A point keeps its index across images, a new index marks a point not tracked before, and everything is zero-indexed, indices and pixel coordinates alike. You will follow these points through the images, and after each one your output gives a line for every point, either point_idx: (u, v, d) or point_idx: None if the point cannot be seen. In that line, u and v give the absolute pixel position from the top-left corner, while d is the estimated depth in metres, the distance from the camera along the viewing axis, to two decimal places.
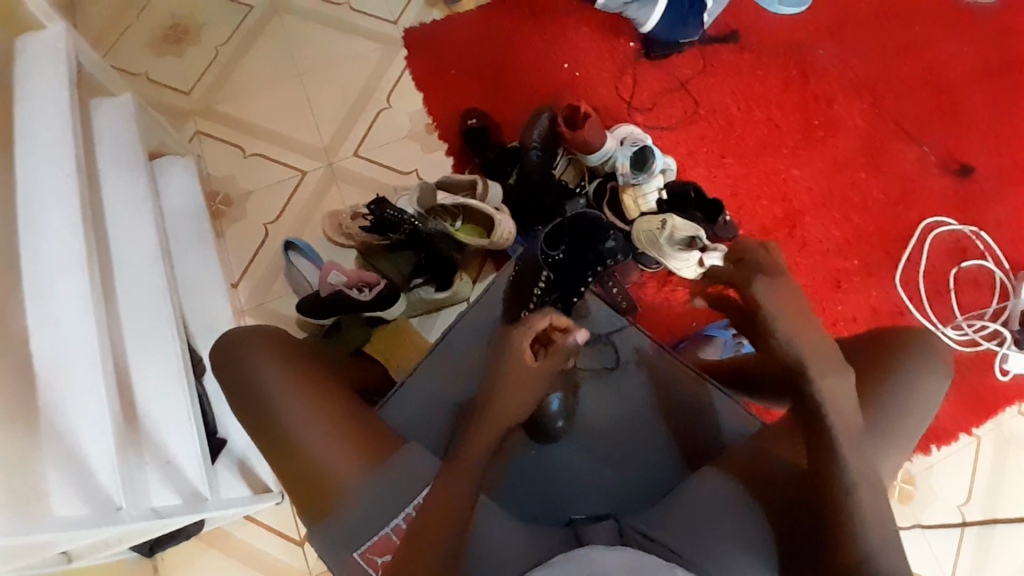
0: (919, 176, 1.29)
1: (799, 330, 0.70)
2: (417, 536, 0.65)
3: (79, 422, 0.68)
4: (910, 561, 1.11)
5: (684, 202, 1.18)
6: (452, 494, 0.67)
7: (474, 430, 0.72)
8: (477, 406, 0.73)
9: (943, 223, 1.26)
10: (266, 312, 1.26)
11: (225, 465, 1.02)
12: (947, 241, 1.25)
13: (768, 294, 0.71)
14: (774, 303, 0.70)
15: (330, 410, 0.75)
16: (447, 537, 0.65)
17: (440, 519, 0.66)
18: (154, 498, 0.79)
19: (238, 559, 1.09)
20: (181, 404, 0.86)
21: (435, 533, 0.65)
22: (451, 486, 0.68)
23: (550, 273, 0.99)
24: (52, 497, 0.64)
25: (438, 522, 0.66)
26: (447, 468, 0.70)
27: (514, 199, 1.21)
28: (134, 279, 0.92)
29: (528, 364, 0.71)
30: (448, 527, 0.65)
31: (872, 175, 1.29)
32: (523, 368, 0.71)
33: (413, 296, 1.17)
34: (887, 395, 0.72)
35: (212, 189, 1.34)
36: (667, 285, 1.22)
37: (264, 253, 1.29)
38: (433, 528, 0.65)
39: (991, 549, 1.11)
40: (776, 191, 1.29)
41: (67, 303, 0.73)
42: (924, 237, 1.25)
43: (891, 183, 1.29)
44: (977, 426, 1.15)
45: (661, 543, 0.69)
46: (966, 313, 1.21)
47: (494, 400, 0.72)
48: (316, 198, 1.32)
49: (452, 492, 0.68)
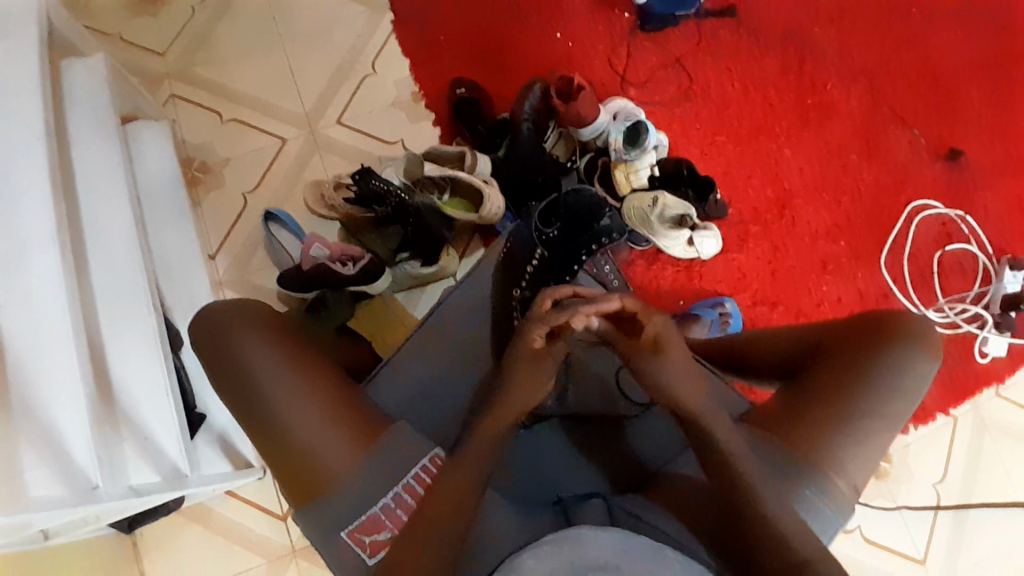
0: (908, 160, 1.29)
1: (684, 377, 0.73)
2: (416, 533, 0.64)
3: (53, 403, 0.66)
4: (885, 538, 1.14)
5: (677, 180, 1.17)
6: (439, 504, 0.66)
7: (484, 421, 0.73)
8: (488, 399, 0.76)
9: (930, 206, 1.27)
10: (245, 285, 1.22)
11: (205, 440, 0.98)
12: (934, 225, 1.26)
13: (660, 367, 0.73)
14: (671, 376, 0.73)
15: (320, 391, 0.73)
16: (438, 542, 0.64)
17: (446, 507, 0.65)
18: (133, 475, 0.77)
19: (217, 533, 1.03)
20: (158, 377, 0.83)
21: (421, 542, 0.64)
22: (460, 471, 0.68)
23: (544, 250, 1.01)
24: (27, 478, 0.62)
25: (442, 512, 0.65)
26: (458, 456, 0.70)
27: (502, 175, 1.17)
28: (110, 253, 0.89)
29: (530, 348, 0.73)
30: (439, 531, 0.64)
31: (863, 158, 1.29)
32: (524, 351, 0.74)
33: (399, 272, 1.14)
34: (880, 380, 0.72)
35: (189, 156, 1.28)
36: (655, 263, 1.20)
37: (245, 223, 1.25)
38: (438, 520, 0.65)
39: (963, 527, 1.14)
40: (767, 172, 1.28)
41: (41, 281, 0.70)
42: (910, 221, 1.26)
43: (882, 167, 1.28)
44: (955, 407, 1.18)
45: (652, 524, 0.68)
46: (949, 297, 1.23)
47: (507, 392, 0.74)
48: (298, 168, 1.28)
49: (449, 498, 0.66)
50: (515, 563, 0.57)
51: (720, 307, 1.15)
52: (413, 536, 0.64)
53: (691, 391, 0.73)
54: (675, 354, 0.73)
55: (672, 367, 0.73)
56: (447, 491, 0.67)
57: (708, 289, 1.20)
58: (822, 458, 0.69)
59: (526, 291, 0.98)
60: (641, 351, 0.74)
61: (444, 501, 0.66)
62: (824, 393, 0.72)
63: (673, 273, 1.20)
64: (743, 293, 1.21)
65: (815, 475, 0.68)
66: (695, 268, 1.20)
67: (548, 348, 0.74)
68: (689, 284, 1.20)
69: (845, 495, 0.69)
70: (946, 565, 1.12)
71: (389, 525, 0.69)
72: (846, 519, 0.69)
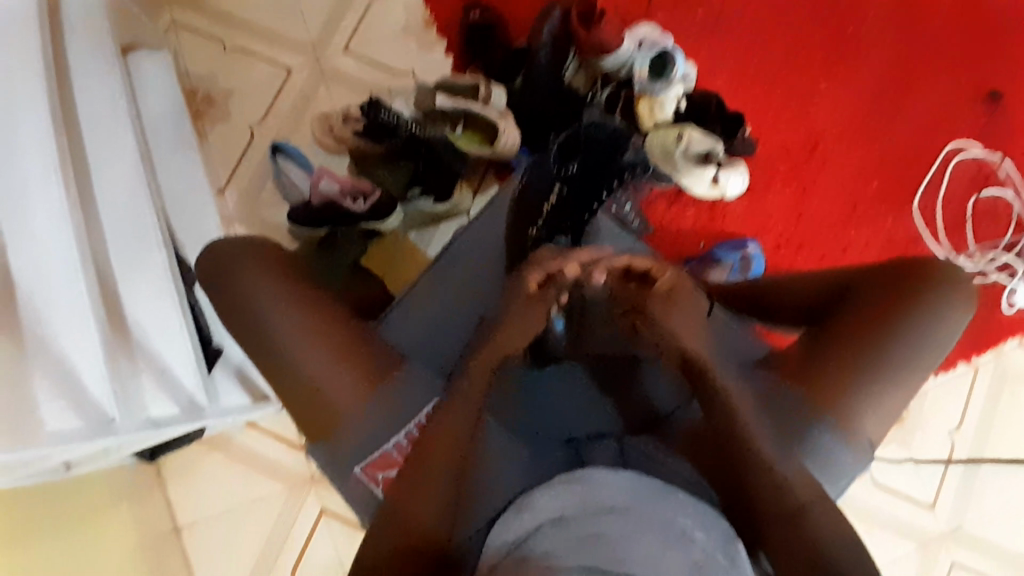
0: (950, 98, 1.20)
1: (689, 323, 0.71)
2: (414, 474, 0.63)
3: (65, 339, 0.67)
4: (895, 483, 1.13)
5: (704, 114, 1.11)
6: (440, 449, 0.63)
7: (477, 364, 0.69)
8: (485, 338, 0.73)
9: (968, 148, 1.19)
10: (256, 221, 1.19)
11: (223, 373, 0.95)
12: (970, 168, 1.19)
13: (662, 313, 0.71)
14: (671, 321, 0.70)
15: (327, 331, 0.71)
16: (443, 489, 0.62)
17: (439, 453, 0.63)
18: (151, 407, 0.79)
19: (238, 462, 1.06)
20: (171, 313, 0.82)
21: (428, 491, 0.61)
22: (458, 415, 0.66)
23: (563, 186, 0.96)
24: (43, 412, 0.65)
25: (438, 455, 0.63)
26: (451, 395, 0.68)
27: (518, 107, 1.10)
28: (115, 188, 0.87)
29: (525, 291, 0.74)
30: (441, 473, 0.62)
31: (903, 95, 1.20)
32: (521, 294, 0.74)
33: (411, 208, 1.10)
34: (907, 331, 0.69)
35: (192, 86, 1.23)
36: (676, 203, 1.16)
37: (253, 157, 1.21)
38: (432, 461, 0.63)
39: (972, 481, 1.12)
40: (800, 108, 1.20)
41: (41, 216, 0.69)
42: (946, 164, 1.19)
43: (922, 105, 1.20)
44: (977, 356, 1.14)
45: (663, 467, 0.67)
46: (980, 245, 1.17)
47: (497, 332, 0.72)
48: (304, 99, 1.22)
49: (451, 447, 0.64)
50: (528, 502, 0.59)
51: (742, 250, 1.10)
52: (418, 482, 0.62)
53: (693, 335, 0.71)
54: (681, 306, 0.73)
55: (676, 314, 0.71)
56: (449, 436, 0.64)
57: (730, 231, 1.16)
58: (836, 407, 0.68)
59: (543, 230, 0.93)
60: (654, 296, 0.73)
61: (444, 450, 0.64)
62: (846, 343, 0.69)
63: (695, 214, 1.16)
64: (767, 236, 1.16)
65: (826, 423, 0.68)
66: (718, 208, 1.16)
67: (542, 291, 0.73)
68: (710, 226, 1.15)
69: (863, 443, 0.68)
70: (954, 512, 1.11)
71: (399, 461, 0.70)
72: (864, 464, 0.70)
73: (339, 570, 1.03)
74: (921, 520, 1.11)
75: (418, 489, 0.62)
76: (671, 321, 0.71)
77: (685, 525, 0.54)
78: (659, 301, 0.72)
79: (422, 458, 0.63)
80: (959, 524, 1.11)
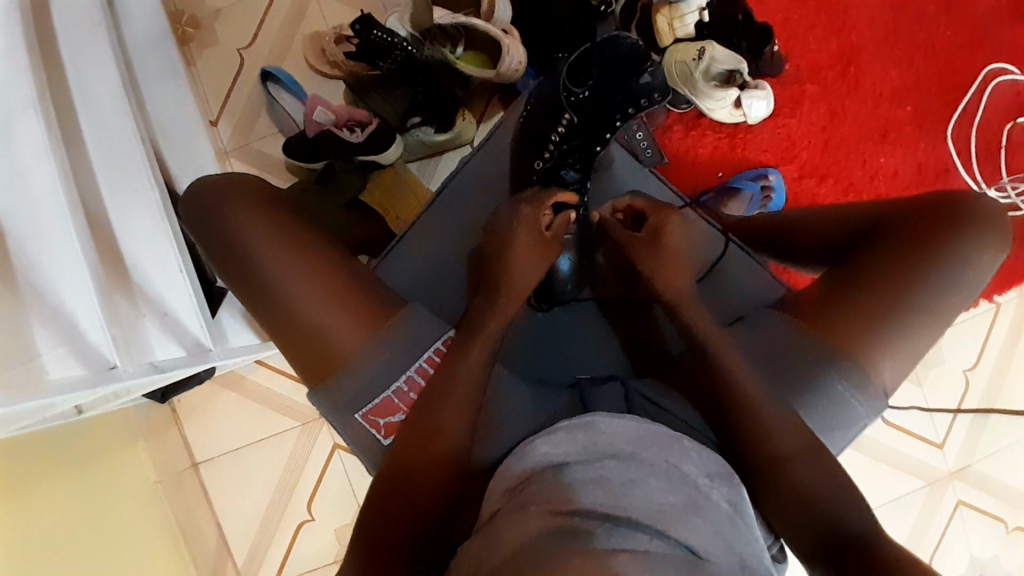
0: (996, 9, 1.10)
1: (671, 267, 0.72)
2: (432, 418, 0.62)
3: (61, 286, 0.67)
4: (908, 424, 1.10)
5: (729, 27, 1.00)
6: (444, 395, 0.63)
7: (495, 303, 0.69)
8: (493, 277, 0.71)
9: (1008, 70, 1.09)
10: (251, 155, 1.13)
11: (228, 313, 0.93)
12: (1009, 93, 1.09)
13: (642, 254, 0.73)
14: (653, 265, 0.72)
15: (324, 272, 0.69)
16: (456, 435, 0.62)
17: (455, 395, 0.63)
18: (157, 351, 0.77)
19: (253, 401, 1.08)
20: (169, 253, 0.80)
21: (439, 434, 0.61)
22: (467, 359, 0.65)
23: (572, 116, 0.87)
24: (45, 359, 0.64)
25: (455, 398, 0.63)
26: (465, 343, 0.66)
27: (525, 24, 1.01)
28: (101, 123, 0.82)
29: (533, 235, 0.72)
30: (448, 417, 0.62)
31: (944, 6, 1.10)
32: (529, 236, 0.72)
33: (411, 138, 1.04)
34: (936, 269, 0.64)
35: (176, 9, 1.13)
36: (695, 129, 1.08)
37: (244, 85, 1.13)
38: (447, 405, 0.63)
39: (981, 426, 1.10)
40: (833, 20, 1.10)
41: (29, 157, 0.68)
42: (985, 87, 1.09)
43: (963, 17, 1.10)
44: (1000, 294, 1.09)
45: (671, 413, 0.65)
46: (1014, 176, 1.08)
47: (505, 272, 0.70)
48: (295, 19, 1.13)
49: (460, 388, 0.64)
50: (529, 447, 0.58)
51: (762, 179, 1.04)
52: (431, 423, 0.62)
53: (676, 278, 0.71)
54: (672, 248, 0.72)
55: (662, 258, 0.72)
56: (452, 383, 0.64)
57: (752, 159, 1.08)
58: (857, 351, 0.64)
59: (548, 164, 0.88)
60: (638, 237, 0.74)
61: (450, 396, 0.63)
62: (870, 281, 0.65)
63: (714, 141, 1.08)
64: (790, 165, 1.08)
65: (847, 370, 0.64)
66: (739, 134, 1.08)
67: (549, 235, 0.74)
68: (729, 155, 1.08)
69: (879, 389, 0.65)
70: (963, 452, 1.09)
71: (402, 408, 0.68)
72: (877, 413, 0.66)
73: (352, 503, 1.07)
74: (928, 458, 1.09)
75: (433, 435, 0.62)
76: (653, 263, 0.72)
77: (690, 472, 0.54)
78: (649, 244, 0.73)
79: (433, 398, 0.63)
80: (966, 463, 1.09)
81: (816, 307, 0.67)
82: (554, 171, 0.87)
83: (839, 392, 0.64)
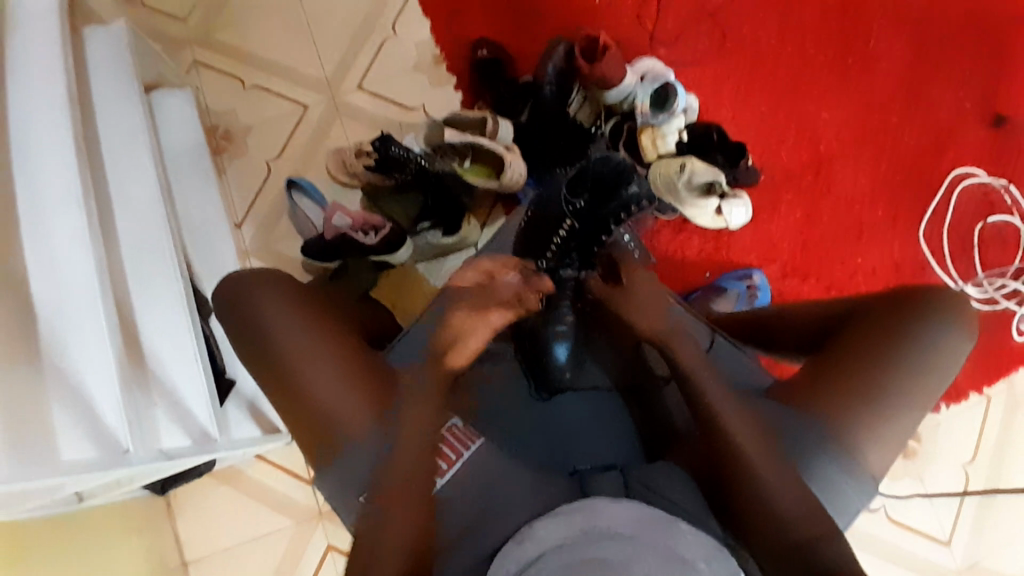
0: (950, 124, 1.22)
1: (639, 306, 0.86)
2: (382, 483, 0.68)
3: (83, 370, 0.71)
4: (913, 520, 1.08)
5: (705, 145, 1.14)
6: (403, 466, 0.69)
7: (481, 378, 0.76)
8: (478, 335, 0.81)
9: (972, 174, 1.20)
10: (270, 254, 1.22)
11: (234, 406, 0.96)
12: (976, 194, 1.20)
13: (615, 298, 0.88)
14: (636, 312, 0.85)
15: (342, 353, 0.73)
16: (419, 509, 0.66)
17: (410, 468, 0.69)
18: (165, 439, 0.79)
19: (249, 496, 1.07)
20: (188, 344, 0.84)
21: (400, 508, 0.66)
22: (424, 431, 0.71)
23: (573, 222, 0.95)
24: (62, 438, 0.67)
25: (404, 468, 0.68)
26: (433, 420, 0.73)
27: (525, 140, 1.14)
28: (136, 222, 0.90)
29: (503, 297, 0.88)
30: (413, 492, 0.67)
31: (905, 121, 1.23)
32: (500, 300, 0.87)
33: (420, 241, 1.13)
34: (911, 354, 0.68)
35: (215, 126, 1.27)
36: (681, 232, 1.17)
37: (269, 192, 1.25)
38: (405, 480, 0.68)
39: (987, 522, 1.07)
40: (803, 134, 1.23)
41: (71, 253, 0.75)
42: (952, 190, 1.20)
43: (922, 131, 1.22)
44: (989, 386, 1.12)
45: (669, 497, 0.67)
46: (988, 272, 1.16)
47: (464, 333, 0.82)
48: (320, 135, 1.27)
49: (415, 461, 0.69)
50: (528, 531, 0.57)
51: (747, 279, 1.11)
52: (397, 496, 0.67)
53: (650, 317, 0.83)
54: (644, 290, 0.88)
55: (633, 297, 0.87)
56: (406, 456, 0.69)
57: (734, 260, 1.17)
58: (841, 433, 0.67)
59: (550, 262, 0.97)
60: (615, 289, 0.89)
61: (403, 470, 0.69)
62: (849, 365, 0.69)
63: (701, 244, 1.17)
64: (772, 265, 1.16)
65: (834, 451, 0.67)
66: (723, 238, 1.17)
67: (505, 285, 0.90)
68: (714, 256, 1.16)
69: (867, 472, 0.67)
70: (971, 549, 1.06)
71: None
72: (868, 497, 0.67)
73: None
74: (935, 556, 1.06)
75: (390, 501, 0.66)
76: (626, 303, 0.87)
77: (687, 554, 0.54)
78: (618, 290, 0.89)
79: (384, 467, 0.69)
80: (975, 561, 1.06)
81: (801, 390, 0.71)
82: (553, 267, 0.96)
83: (826, 472, 0.67)
